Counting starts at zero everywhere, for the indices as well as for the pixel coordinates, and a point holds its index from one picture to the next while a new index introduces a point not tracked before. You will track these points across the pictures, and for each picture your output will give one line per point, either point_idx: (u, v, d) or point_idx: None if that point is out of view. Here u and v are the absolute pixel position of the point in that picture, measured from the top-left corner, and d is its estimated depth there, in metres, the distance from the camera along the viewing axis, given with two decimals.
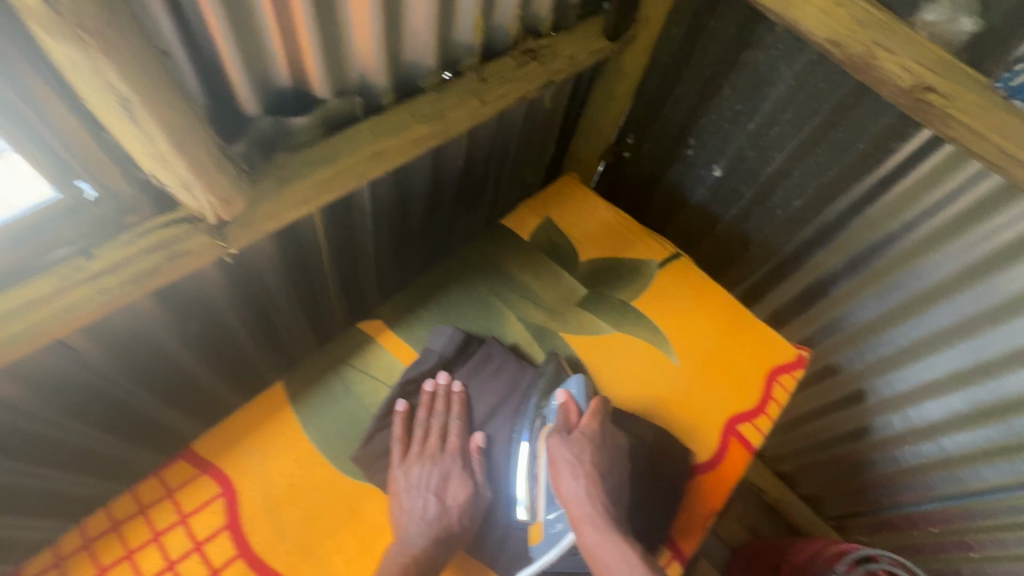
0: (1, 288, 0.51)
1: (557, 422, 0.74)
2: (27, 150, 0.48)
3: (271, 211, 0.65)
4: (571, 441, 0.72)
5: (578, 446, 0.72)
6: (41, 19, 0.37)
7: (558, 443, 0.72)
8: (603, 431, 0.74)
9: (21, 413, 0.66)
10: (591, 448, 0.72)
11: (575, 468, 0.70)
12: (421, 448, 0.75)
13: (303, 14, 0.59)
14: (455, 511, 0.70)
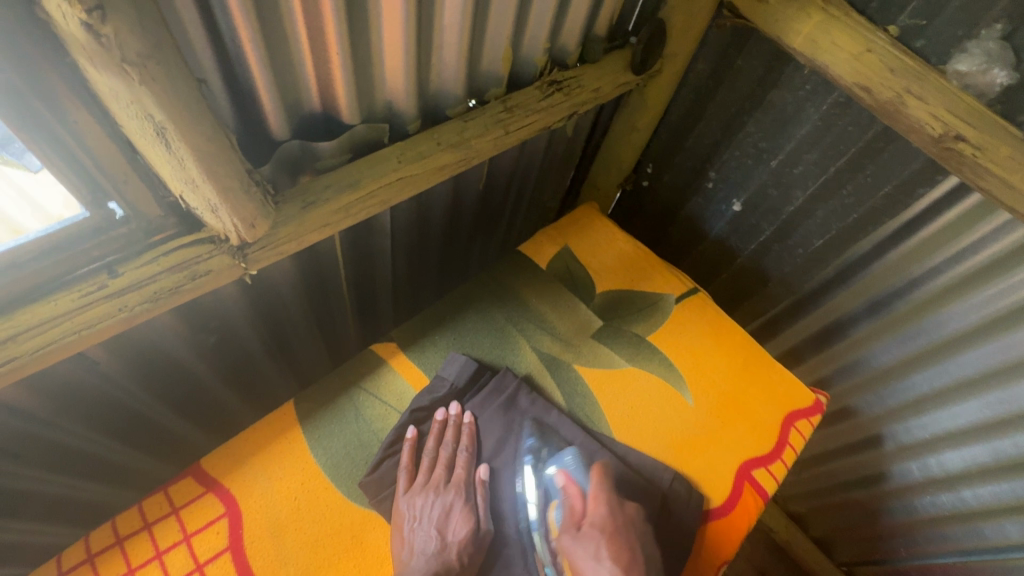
0: (27, 302, 0.52)
1: (567, 518, 0.72)
2: (60, 171, 0.49)
3: (291, 235, 0.66)
4: (586, 542, 0.68)
5: (594, 542, 0.68)
6: (88, 50, 0.38)
7: (573, 545, 0.69)
8: (614, 513, 0.70)
9: (37, 419, 0.66)
10: (603, 535, 0.68)
11: (593, 561, 0.67)
12: (426, 479, 0.74)
13: (337, 46, 0.60)
14: (457, 547, 0.68)
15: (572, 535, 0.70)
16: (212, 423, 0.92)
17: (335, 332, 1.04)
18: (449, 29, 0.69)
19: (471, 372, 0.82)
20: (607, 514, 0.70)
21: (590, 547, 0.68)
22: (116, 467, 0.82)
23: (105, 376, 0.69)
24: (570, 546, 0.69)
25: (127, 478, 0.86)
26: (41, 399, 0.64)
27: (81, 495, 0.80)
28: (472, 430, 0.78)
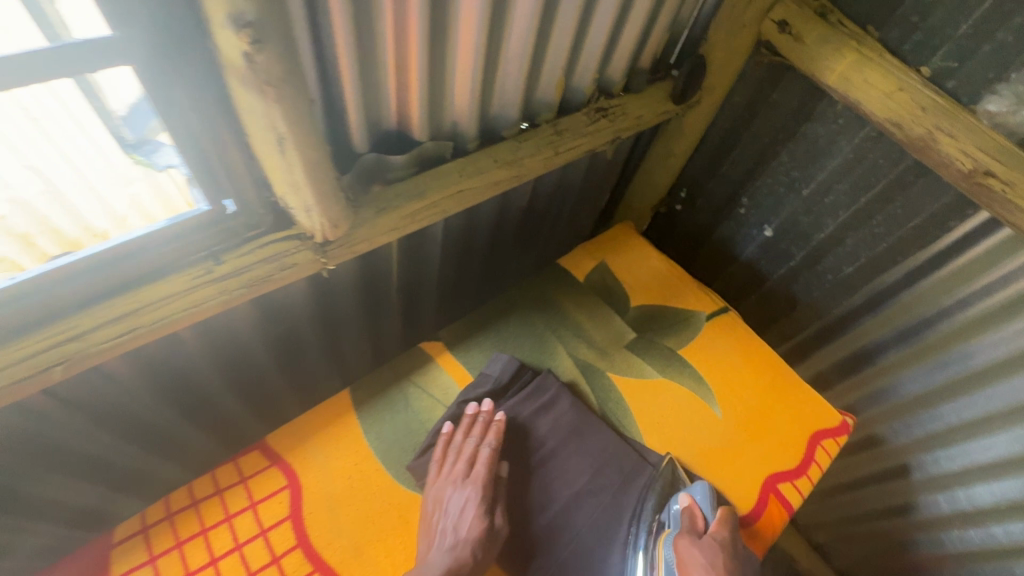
0: (150, 280, 0.61)
1: (688, 527, 0.75)
2: (193, 169, 0.58)
3: (363, 237, 0.73)
4: (705, 552, 0.72)
5: (711, 555, 0.71)
6: (240, 74, 0.47)
7: (688, 550, 0.72)
8: (733, 541, 0.75)
9: (127, 389, 0.74)
10: (720, 553, 0.72)
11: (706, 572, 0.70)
12: (449, 471, 0.76)
13: (418, 74, 0.68)
14: (471, 546, 0.69)
15: (693, 543, 0.73)
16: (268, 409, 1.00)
17: (382, 332, 1.11)
18: (512, 60, 0.77)
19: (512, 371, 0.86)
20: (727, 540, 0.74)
21: (709, 560, 0.71)
22: (182, 443, 0.90)
23: (190, 356, 0.77)
24: (684, 554, 0.72)
25: (190, 455, 0.93)
26: (137, 373, 0.73)
27: (147, 467, 0.87)
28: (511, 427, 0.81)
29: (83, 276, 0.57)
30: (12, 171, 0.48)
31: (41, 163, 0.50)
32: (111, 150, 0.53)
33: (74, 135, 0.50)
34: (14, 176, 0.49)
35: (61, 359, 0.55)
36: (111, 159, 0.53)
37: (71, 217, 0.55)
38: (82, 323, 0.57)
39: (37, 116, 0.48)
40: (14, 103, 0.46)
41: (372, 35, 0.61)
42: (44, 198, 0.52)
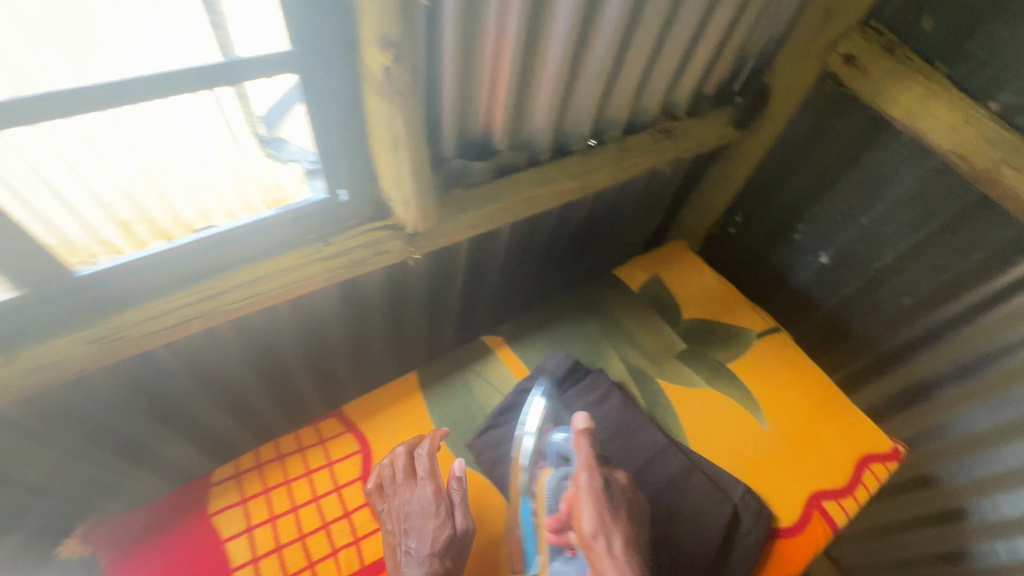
0: (270, 254, 0.70)
1: (585, 466, 0.70)
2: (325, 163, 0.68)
3: (446, 232, 0.82)
4: (599, 496, 0.68)
5: (604, 501, 0.68)
6: (378, 85, 0.57)
7: (585, 493, 0.69)
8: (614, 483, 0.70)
9: (223, 358, 0.81)
10: (619, 499, 0.70)
11: (597, 514, 0.67)
12: (394, 481, 0.75)
13: (506, 90, 0.77)
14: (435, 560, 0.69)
15: (592, 485, 0.69)
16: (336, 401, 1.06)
17: (442, 334, 1.16)
18: (590, 81, 0.84)
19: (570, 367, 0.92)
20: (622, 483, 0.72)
21: (602, 507, 0.68)
22: (261, 422, 0.97)
23: (281, 334, 0.85)
24: (584, 497, 0.68)
25: (267, 433, 1.00)
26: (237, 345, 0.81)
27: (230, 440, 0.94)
28: (564, 420, 0.86)
29: (191, 256, 0.65)
30: (125, 164, 0.56)
31: (149, 159, 0.58)
32: (209, 152, 0.61)
33: (181, 137, 0.58)
34: (124, 169, 0.57)
35: (201, 313, 0.65)
36: (209, 159, 0.61)
37: (167, 209, 0.63)
38: (218, 285, 0.67)
39: (152, 118, 0.55)
40: (139, 109, 0.54)
41: (474, 56, 0.70)
42: (146, 190, 0.59)
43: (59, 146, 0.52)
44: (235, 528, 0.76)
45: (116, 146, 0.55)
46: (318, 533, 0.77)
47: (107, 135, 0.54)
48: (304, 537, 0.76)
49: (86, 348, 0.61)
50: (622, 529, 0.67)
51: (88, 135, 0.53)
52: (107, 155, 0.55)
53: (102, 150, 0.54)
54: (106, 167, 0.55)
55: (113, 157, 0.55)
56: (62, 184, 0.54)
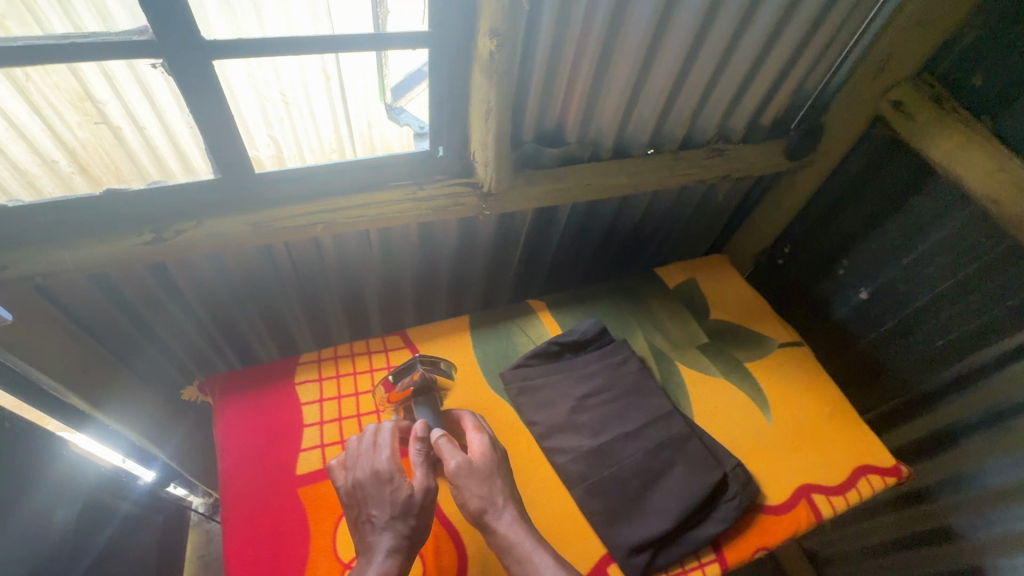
0: (379, 188, 0.92)
1: (451, 449, 0.81)
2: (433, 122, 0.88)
3: (513, 198, 1.01)
4: (471, 475, 0.80)
5: (478, 472, 0.80)
6: (484, 64, 0.77)
7: (460, 472, 0.79)
8: (489, 466, 0.81)
9: (321, 264, 1.09)
10: (490, 464, 0.82)
11: (477, 484, 0.79)
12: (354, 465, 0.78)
13: (580, 90, 0.95)
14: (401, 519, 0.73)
15: (460, 466, 0.80)
16: (392, 318, 1.32)
17: (496, 289, 1.38)
18: (653, 94, 1.01)
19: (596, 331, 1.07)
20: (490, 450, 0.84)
21: (474, 482, 0.79)
22: (320, 318, 1.24)
23: (367, 253, 1.09)
24: (461, 479, 0.79)
25: (323, 329, 1.28)
26: (333, 253, 1.06)
27: (295, 325, 1.23)
28: (585, 372, 1.01)
29: (309, 177, 0.87)
30: (259, 136, 0.84)
31: (277, 133, 0.84)
32: (323, 127, 0.85)
33: (307, 116, 0.83)
34: (260, 139, 0.84)
35: (322, 221, 0.88)
36: (321, 132, 0.86)
37: (304, 143, 0.86)
38: (340, 203, 0.89)
39: (289, 102, 0.81)
40: (279, 93, 0.80)
41: (560, 59, 0.89)
42: (270, 157, 0.86)
43: (254, 80, 0.78)
44: (310, 397, 0.95)
45: (257, 119, 0.82)
46: (371, 416, 0.93)
47: (250, 112, 0.81)
48: (360, 415, 0.93)
49: (243, 228, 0.84)
50: (501, 489, 0.80)
51: (238, 109, 0.80)
52: (249, 126, 0.82)
53: (246, 120, 0.81)
54: (247, 135, 0.83)
55: (251, 127, 0.82)
56: (247, 108, 0.80)
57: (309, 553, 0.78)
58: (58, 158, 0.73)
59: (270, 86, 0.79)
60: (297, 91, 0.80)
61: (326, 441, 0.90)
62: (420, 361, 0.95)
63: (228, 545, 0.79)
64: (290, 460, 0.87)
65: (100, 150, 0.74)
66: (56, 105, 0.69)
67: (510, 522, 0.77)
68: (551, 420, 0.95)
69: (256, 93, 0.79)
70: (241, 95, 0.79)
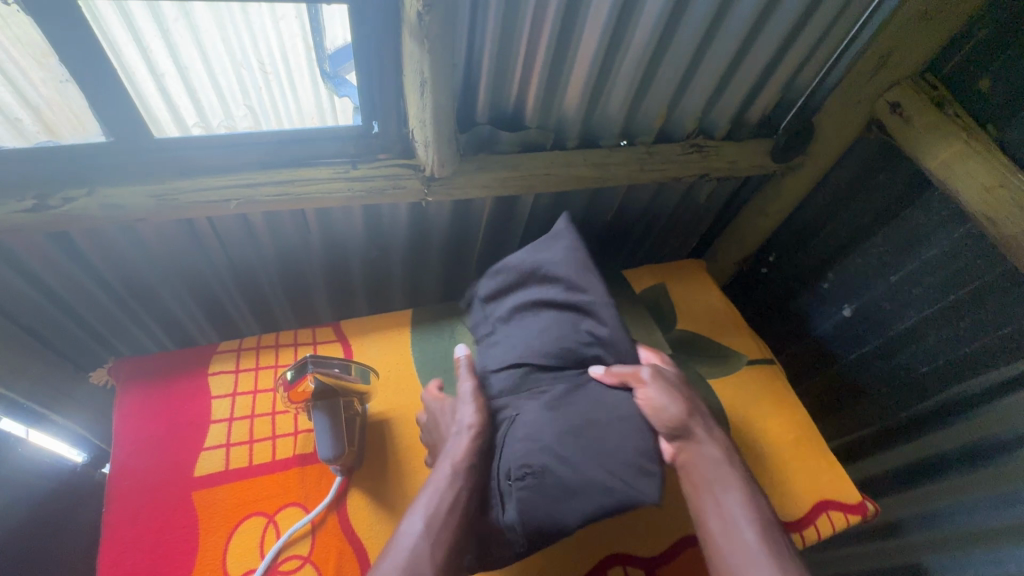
0: (312, 165, 0.83)
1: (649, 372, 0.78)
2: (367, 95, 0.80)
3: (460, 184, 0.92)
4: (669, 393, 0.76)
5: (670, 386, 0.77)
6: (414, 29, 0.68)
7: (646, 396, 0.75)
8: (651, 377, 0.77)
9: (257, 244, 1.00)
10: (666, 386, 0.76)
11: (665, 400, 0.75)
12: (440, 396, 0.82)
13: (538, 70, 0.85)
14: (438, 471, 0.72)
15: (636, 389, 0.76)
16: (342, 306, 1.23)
17: (455, 282, 1.29)
18: (622, 79, 0.91)
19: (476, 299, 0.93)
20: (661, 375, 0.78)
21: (660, 388, 0.76)
22: (262, 302, 1.15)
23: (307, 235, 1.01)
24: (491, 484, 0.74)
25: (266, 315, 1.20)
26: (268, 234, 0.97)
27: (230, 309, 1.14)
28: None
29: (231, 147, 0.79)
30: (235, 106, 0.78)
31: (254, 104, 0.78)
32: (303, 98, 0.80)
33: (286, 87, 0.78)
34: (236, 110, 0.78)
35: (238, 197, 0.79)
36: (301, 102, 0.80)
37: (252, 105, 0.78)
38: (259, 178, 0.80)
39: (267, 71, 0.75)
40: (255, 61, 0.73)
41: (513, 33, 0.79)
42: (247, 128, 0.80)
43: (207, 32, 0.69)
44: (223, 390, 0.86)
45: (234, 88, 0.75)
46: (286, 414, 0.85)
47: (226, 81, 0.74)
48: (274, 413, 0.85)
49: (144, 200, 0.76)
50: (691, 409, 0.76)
51: (211, 77, 0.73)
52: (225, 95, 0.76)
53: (221, 90, 0.75)
54: (222, 105, 0.77)
55: (227, 97, 0.76)
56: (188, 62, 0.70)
57: (193, 566, 0.71)
58: (21, 115, 0.70)
59: (246, 54, 0.72)
60: (275, 58, 0.74)
61: (233, 440, 0.81)
62: (314, 361, 0.79)
63: (105, 554, 0.71)
64: (187, 459, 0.79)
65: (66, 109, 0.72)
66: (17, 60, 0.65)
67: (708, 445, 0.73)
68: (546, 352, 0.78)
69: (231, 60, 0.72)
70: (214, 62, 0.71)
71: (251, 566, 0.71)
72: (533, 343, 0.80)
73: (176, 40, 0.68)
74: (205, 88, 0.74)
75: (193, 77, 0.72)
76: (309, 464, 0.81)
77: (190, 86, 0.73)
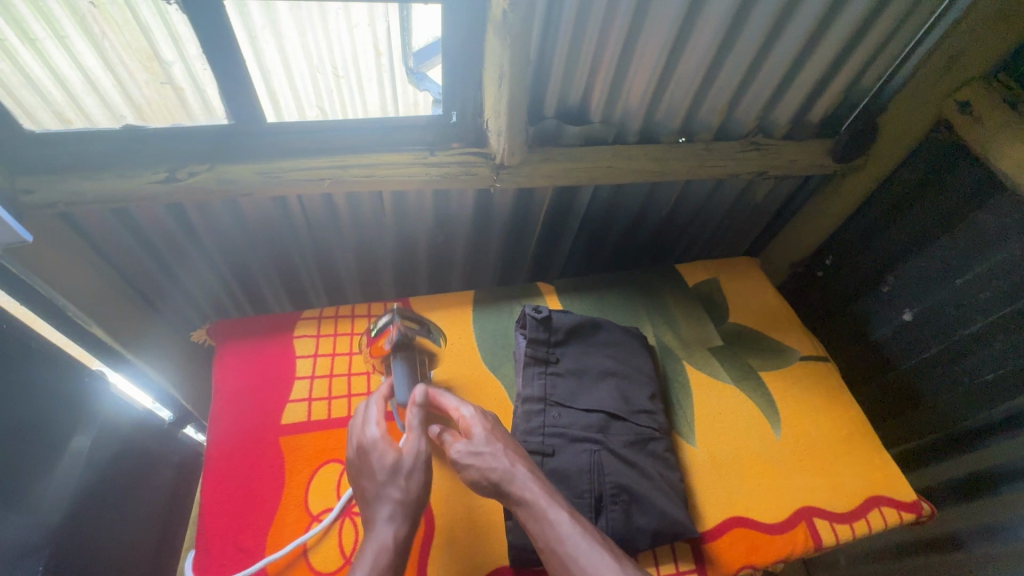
0: (397, 150, 0.92)
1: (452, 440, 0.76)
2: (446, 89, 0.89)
3: (527, 173, 0.98)
4: (478, 457, 0.74)
5: (482, 446, 0.75)
6: (499, 26, 0.75)
7: (469, 454, 0.74)
8: (488, 424, 0.77)
9: (338, 225, 1.10)
10: (489, 433, 0.76)
11: (487, 463, 0.73)
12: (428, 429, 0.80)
13: (605, 68, 0.91)
14: (407, 478, 0.71)
15: (462, 447, 0.75)
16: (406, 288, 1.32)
17: (512, 269, 1.35)
18: (684, 77, 0.95)
19: (533, 319, 0.95)
20: (490, 423, 0.78)
21: (490, 436, 0.76)
22: (335, 279, 1.26)
23: (383, 218, 1.10)
24: None
25: (339, 291, 1.30)
26: (347, 214, 1.07)
27: (308, 284, 1.26)
28: (594, 349, 0.97)
29: (326, 133, 0.90)
30: (308, 107, 0.88)
31: (325, 104, 0.88)
32: (370, 101, 0.89)
33: (356, 90, 0.86)
34: (308, 109, 0.88)
35: (330, 176, 0.89)
36: (368, 103, 0.89)
37: (315, 104, 0.87)
38: (347, 160, 0.90)
39: (339, 76, 0.84)
40: (331, 69, 0.83)
41: (584, 33, 0.85)
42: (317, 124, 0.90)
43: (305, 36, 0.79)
44: (306, 350, 0.96)
45: (308, 92, 0.86)
46: (361, 376, 0.94)
47: (302, 85, 0.85)
48: (351, 374, 0.94)
49: (252, 176, 0.87)
50: (518, 460, 0.74)
51: (290, 83, 0.84)
52: (300, 97, 0.86)
53: (297, 91, 0.85)
54: (296, 106, 0.87)
55: (301, 100, 0.87)
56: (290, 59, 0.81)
57: (280, 500, 0.80)
58: (124, 111, 0.81)
59: (323, 61, 0.82)
60: (347, 67, 0.83)
61: (315, 395, 0.91)
62: (400, 316, 0.92)
63: (206, 481, 0.81)
64: (276, 408, 0.89)
65: (162, 108, 0.82)
66: (127, 64, 0.75)
67: (524, 486, 0.71)
68: (624, 402, 0.91)
69: (309, 66, 0.82)
70: (294, 68, 0.82)
71: (330, 506, 0.79)
72: (617, 396, 0.91)
73: (261, 48, 0.79)
74: (297, 79, 0.84)
75: (273, 82, 0.84)
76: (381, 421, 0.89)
77: (269, 88, 0.84)
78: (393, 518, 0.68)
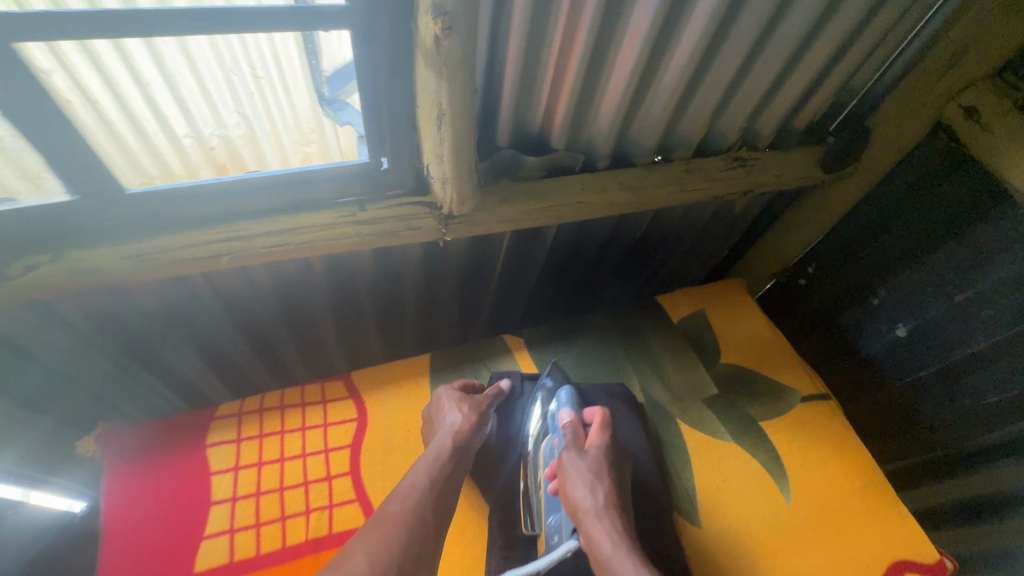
0: (314, 209, 0.73)
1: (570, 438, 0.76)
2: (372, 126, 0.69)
3: (482, 220, 0.81)
4: (581, 477, 0.71)
5: (587, 473, 0.71)
6: (429, 53, 0.57)
7: (576, 474, 0.71)
8: (608, 451, 0.75)
9: (257, 295, 0.88)
10: (603, 465, 0.73)
11: (584, 485, 0.70)
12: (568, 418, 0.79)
13: (567, 91, 0.74)
14: (468, 400, 0.79)
15: (569, 453, 0.74)
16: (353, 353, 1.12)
17: (472, 317, 1.17)
18: (660, 94, 0.80)
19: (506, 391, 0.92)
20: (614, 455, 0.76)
21: (605, 471, 0.72)
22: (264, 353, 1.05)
23: (313, 282, 0.90)
24: None
25: (280, 368, 1.08)
26: (268, 283, 0.85)
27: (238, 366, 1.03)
28: None
29: (216, 198, 0.69)
30: (228, 114, 0.63)
31: (248, 110, 0.64)
32: (299, 104, 0.66)
33: (282, 94, 0.64)
34: (228, 117, 0.64)
35: (229, 251, 0.69)
36: (297, 106, 0.66)
37: (236, 111, 0.63)
38: (255, 230, 0.71)
39: (260, 75, 0.62)
40: (247, 68, 0.61)
41: (542, 49, 0.68)
42: (241, 138, 0.66)
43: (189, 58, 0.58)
44: (224, 464, 0.77)
45: (224, 95, 0.61)
46: (296, 490, 0.76)
47: (216, 86, 0.60)
48: (282, 489, 0.76)
49: (120, 263, 0.66)
50: (615, 515, 0.68)
51: (201, 83, 0.60)
52: (216, 103, 0.62)
53: (211, 95, 0.61)
54: (213, 114, 0.63)
55: (218, 105, 0.62)
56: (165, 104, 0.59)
57: None
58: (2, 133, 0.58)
59: (237, 59, 0.60)
60: (266, 62, 0.61)
61: (237, 524, 0.72)
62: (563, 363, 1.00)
63: None
64: (187, 552, 0.70)
65: None
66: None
67: (598, 534, 0.65)
68: None
69: (221, 65, 0.59)
70: (203, 70, 0.59)
71: None
72: None
73: (161, 48, 0.56)
74: (214, 80, 0.60)
75: (182, 86, 0.59)
76: (323, 550, 0.71)
77: (178, 97, 0.60)
78: (456, 428, 0.74)
